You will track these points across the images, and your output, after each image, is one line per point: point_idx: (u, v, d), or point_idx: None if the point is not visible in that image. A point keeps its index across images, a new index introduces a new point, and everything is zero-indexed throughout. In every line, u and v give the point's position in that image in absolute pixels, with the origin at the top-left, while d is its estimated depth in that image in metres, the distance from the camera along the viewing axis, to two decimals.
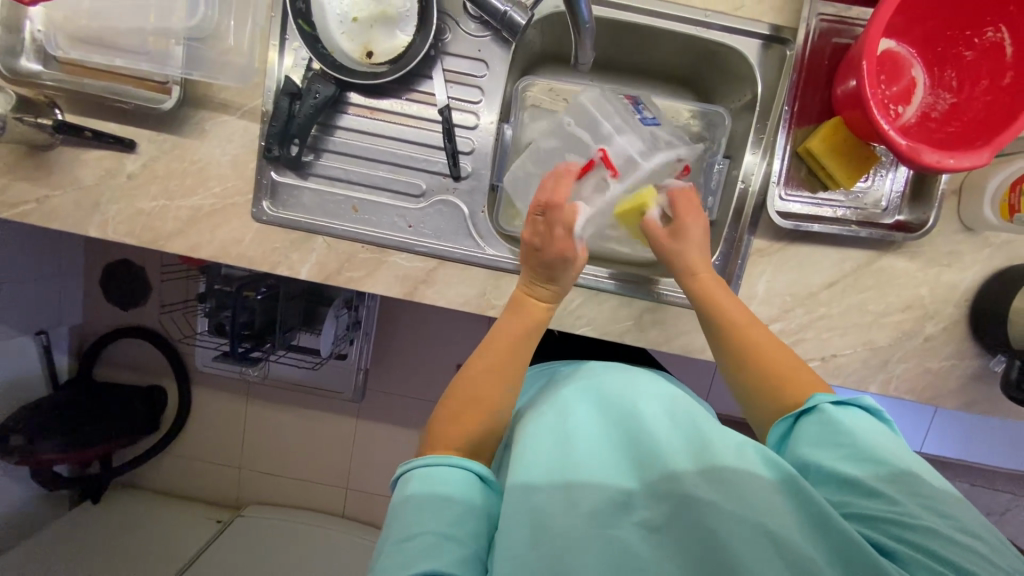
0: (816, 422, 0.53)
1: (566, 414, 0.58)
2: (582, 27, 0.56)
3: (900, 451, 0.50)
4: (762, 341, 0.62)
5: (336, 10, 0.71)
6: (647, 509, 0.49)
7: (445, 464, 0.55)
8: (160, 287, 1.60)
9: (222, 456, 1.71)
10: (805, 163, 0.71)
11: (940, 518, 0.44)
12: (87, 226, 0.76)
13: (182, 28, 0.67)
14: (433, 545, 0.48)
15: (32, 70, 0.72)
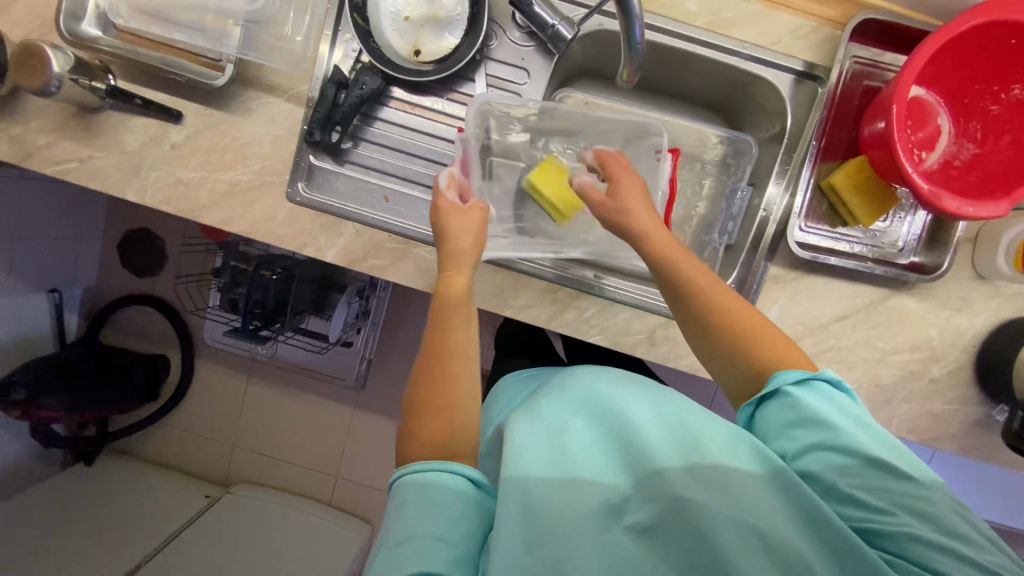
0: (796, 416, 0.54)
1: (554, 410, 0.57)
2: (633, 48, 0.57)
3: (879, 438, 0.52)
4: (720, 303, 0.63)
5: (390, 7, 0.74)
6: (641, 513, 0.50)
7: (439, 467, 0.55)
8: (177, 257, 1.63)
9: (217, 432, 1.72)
10: (827, 198, 0.73)
11: (916, 515, 0.47)
12: (125, 190, 0.78)
13: (242, 11, 0.70)
14: (426, 547, 0.50)
15: (91, 34, 0.75)
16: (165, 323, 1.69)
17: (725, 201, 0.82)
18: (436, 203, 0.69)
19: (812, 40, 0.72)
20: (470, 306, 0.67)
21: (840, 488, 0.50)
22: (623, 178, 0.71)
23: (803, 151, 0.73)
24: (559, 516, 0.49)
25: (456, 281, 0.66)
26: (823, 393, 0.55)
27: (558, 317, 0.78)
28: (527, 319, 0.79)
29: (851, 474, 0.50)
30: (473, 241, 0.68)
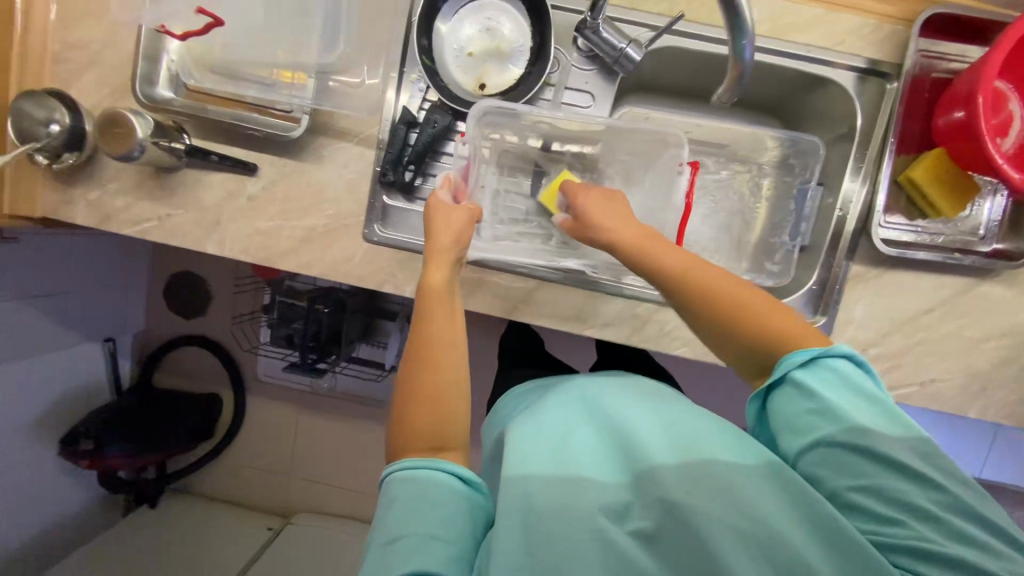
0: (806, 408, 0.53)
1: (558, 423, 0.59)
2: (742, 70, 0.56)
3: (900, 436, 0.49)
4: (726, 293, 0.61)
5: (455, 44, 0.75)
6: (643, 518, 0.51)
7: (432, 466, 0.56)
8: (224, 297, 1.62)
9: (271, 464, 1.73)
10: (905, 192, 0.74)
11: (930, 521, 0.45)
12: (206, 244, 0.80)
13: (316, 63, 0.71)
14: (420, 545, 0.51)
15: (165, 97, 0.77)
16: (215, 363, 1.69)
17: (794, 202, 0.82)
18: (428, 201, 0.72)
19: (876, 36, 0.72)
20: (452, 299, 0.67)
21: (843, 492, 0.49)
22: (583, 198, 0.72)
23: (882, 142, 0.73)
24: (566, 519, 0.49)
25: (434, 276, 0.67)
26: (839, 383, 0.53)
27: (639, 332, 0.79)
28: (607, 337, 0.79)
29: (864, 475, 0.49)
30: (452, 237, 0.69)
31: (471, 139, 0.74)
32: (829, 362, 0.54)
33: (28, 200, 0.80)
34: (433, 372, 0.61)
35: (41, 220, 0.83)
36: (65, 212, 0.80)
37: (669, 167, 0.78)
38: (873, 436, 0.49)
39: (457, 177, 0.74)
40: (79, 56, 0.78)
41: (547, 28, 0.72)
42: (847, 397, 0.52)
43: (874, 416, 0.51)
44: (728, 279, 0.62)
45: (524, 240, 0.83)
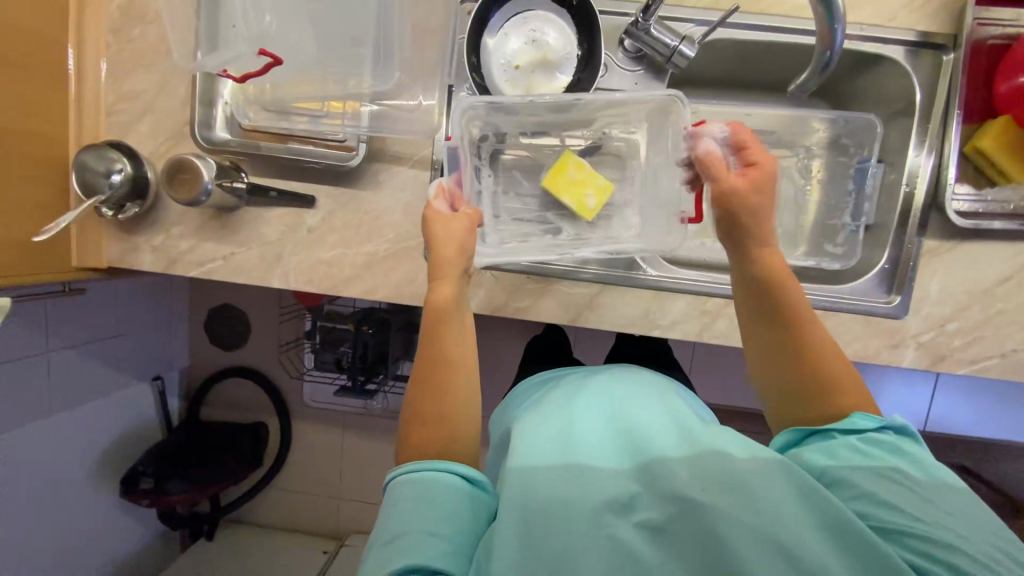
0: (840, 446, 0.51)
1: (569, 419, 0.56)
2: (824, 70, 0.64)
3: (928, 474, 0.49)
4: (816, 347, 0.58)
5: (502, 57, 0.76)
6: (649, 509, 0.47)
7: (433, 466, 0.55)
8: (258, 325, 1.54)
9: (317, 486, 1.63)
10: (972, 161, 0.74)
11: (962, 543, 0.43)
12: (271, 278, 0.81)
13: (370, 91, 0.71)
14: (416, 542, 0.49)
15: (224, 139, 0.79)
16: (258, 391, 1.59)
17: (851, 182, 0.81)
18: (425, 212, 0.68)
19: (930, 9, 0.72)
20: (460, 316, 0.65)
21: (875, 495, 0.47)
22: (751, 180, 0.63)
23: (946, 117, 0.73)
24: (566, 513, 0.47)
25: (442, 290, 0.65)
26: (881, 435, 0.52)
27: (709, 329, 0.78)
28: (676, 336, 0.79)
29: (896, 497, 0.46)
30: (457, 249, 0.66)
31: (458, 136, 0.71)
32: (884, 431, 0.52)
33: (94, 251, 0.81)
34: (437, 397, 0.61)
35: (106, 270, 0.85)
36: (132, 259, 0.82)
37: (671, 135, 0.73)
38: (900, 471, 0.48)
39: (450, 184, 0.70)
40: (132, 106, 0.80)
41: (596, 38, 0.73)
42: (877, 439, 0.51)
43: (902, 457, 0.50)
44: (823, 333, 0.59)
45: (534, 239, 0.80)
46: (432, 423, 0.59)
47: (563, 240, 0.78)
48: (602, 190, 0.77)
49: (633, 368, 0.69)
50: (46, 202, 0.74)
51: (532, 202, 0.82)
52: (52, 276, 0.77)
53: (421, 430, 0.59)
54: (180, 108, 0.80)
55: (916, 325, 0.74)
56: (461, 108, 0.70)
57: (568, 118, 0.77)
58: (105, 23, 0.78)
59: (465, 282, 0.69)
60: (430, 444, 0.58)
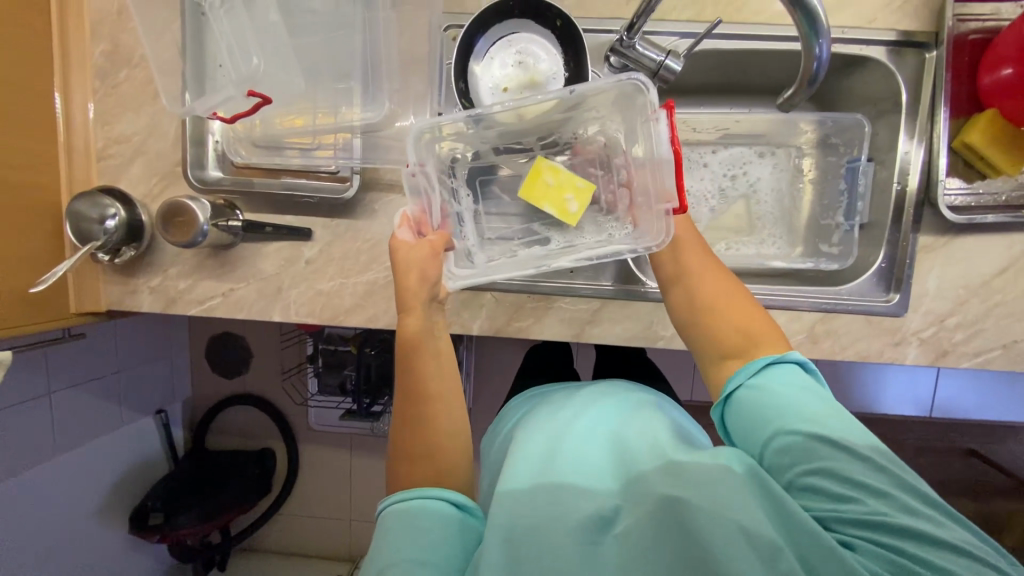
0: (767, 405, 0.52)
1: (536, 433, 0.58)
2: (812, 81, 0.65)
3: (851, 425, 0.49)
4: (711, 293, 0.63)
5: (489, 82, 0.77)
6: (627, 518, 0.47)
7: (422, 496, 0.55)
8: (258, 354, 1.50)
9: (331, 509, 1.59)
10: (960, 155, 0.75)
11: (882, 500, 0.44)
12: (272, 312, 0.81)
13: (358, 122, 0.73)
14: (404, 571, 0.48)
15: (216, 177, 0.80)
16: (264, 417, 1.54)
17: (844, 181, 0.81)
18: (391, 244, 0.68)
19: (909, 10, 0.73)
20: (433, 342, 0.66)
21: (806, 472, 0.47)
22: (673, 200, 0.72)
23: (932, 106, 0.74)
24: (548, 530, 0.47)
25: (410, 322, 0.65)
26: (798, 383, 0.52)
27: None
28: (681, 345, 0.79)
29: (824, 459, 0.46)
30: (419, 278, 0.66)
31: (416, 163, 0.67)
32: (788, 373, 0.53)
33: (93, 295, 0.81)
34: (427, 428, 0.61)
35: (106, 314, 0.84)
36: (131, 301, 0.82)
37: (642, 125, 0.68)
38: (827, 425, 0.48)
39: (415, 213, 0.70)
40: (123, 150, 0.80)
41: (582, 57, 0.74)
42: (801, 393, 0.51)
43: (826, 407, 0.50)
44: (711, 271, 0.65)
45: (523, 251, 0.79)
46: (438, 454, 0.60)
47: (553, 249, 0.77)
48: (582, 192, 0.76)
49: (616, 383, 0.69)
50: (42, 252, 0.74)
51: (513, 218, 0.82)
52: (52, 324, 0.77)
53: (413, 469, 0.59)
54: (170, 149, 0.79)
55: (917, 322, 0.74)
56: (413, 138, 0.67)
57: (532, 125, 0.75)
58: (91, 69, 0.78)
59: (434, 309, 0.69)
60: (424, 471, 0.58)
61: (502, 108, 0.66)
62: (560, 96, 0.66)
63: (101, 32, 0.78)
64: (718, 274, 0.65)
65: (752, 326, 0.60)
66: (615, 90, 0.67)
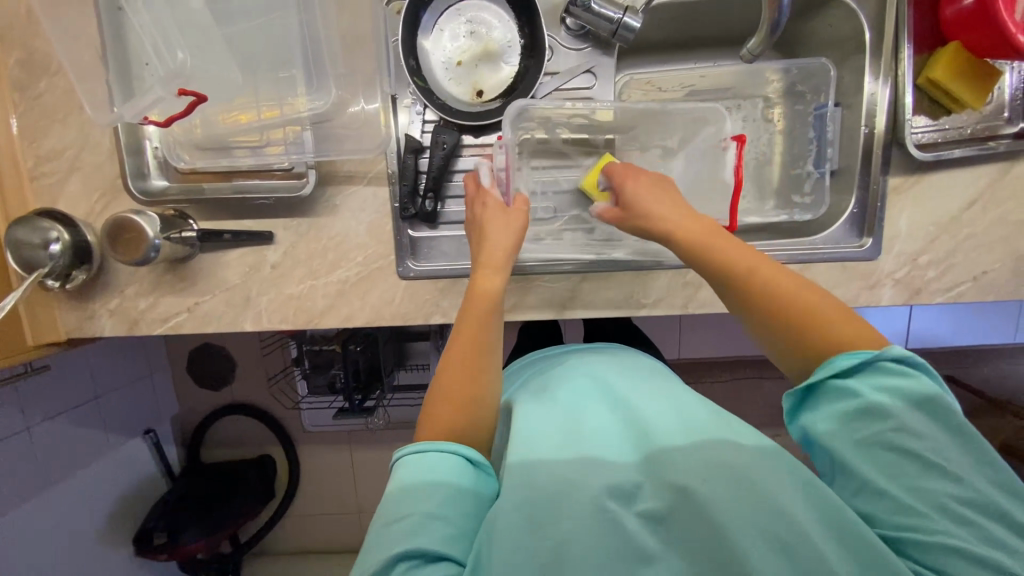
0: (849, 407, 0.46)
1: (579, 421, 0.54)
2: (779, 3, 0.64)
3: (945, 429, 0.43)
4: (776, 284, 0.54)
5: (442, 58, 0.77)
6: (650, 500, 0.46)
7: (439, 451, 0.51)
8: (243, 362, 1.46)
9: (336, 506, 1.59)
10: (926, 93, 0.75)
11: (963, 526, 0.40)
12: (242, 322, 0.77)
13: (307, 114, 0.69)
14: (416, 528, 0.46)
15: (162, 187, 0.76)
16: (257, 425, 1.51)
17: (813, 129, 0.80)
18: (478, 198, 0.70)
19: None
20: (500, 312, 0.64)
21: (881, 489, 0.43)
22: (633, 178, 0.69)
23: (896, 43, 0.72)
24: (560, 513, 0.45)
25: (487, 279, 0.64)
26: (891, 381, 0.45)
27: (694, 300, 0.78)
28: (664, 311, 0.79)
29: (896, 473, 0.43)
30: (511, 238, 0.67)
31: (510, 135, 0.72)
32: (881, 370, 0.46)
33: (49, 325, 0.77)
34: (472, 379, 0.58)
35: (67, 342, 0.80)
36: (91, 327, 0.77)
37: (704, 147, 0.79)
38: (911, 433, 0.43)
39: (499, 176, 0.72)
40: (56, 166, 0.74)
41: (536, 22, 0.74)
42: (882, 389, 0.45)
43: (915, 406, 0.44)
44: (767, 264, 0.57)
45: (566, 235, 0.81)
46: (471, 420, 0.55)
47: (594, 240, 0.81)
48: None
49: (628, 354, 0.68)
50: None
51: (560, 207, 0.81)
52: (8, 361, 0.72)
53: (438, 411, 0.56)
54: (108, 161, 0.74)
55: (891, 264, 0.75)
56: (509, 116, 0.71)
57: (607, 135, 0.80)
58: (6, 81, 0.72)
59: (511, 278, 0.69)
60: (458, 421, 0.55)
61: (589, 105, 0.73)
62: (645, 107, 0.75)
63: (11, 39, 0.71)
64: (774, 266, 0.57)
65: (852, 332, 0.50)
66: (694, 112, 0.77)
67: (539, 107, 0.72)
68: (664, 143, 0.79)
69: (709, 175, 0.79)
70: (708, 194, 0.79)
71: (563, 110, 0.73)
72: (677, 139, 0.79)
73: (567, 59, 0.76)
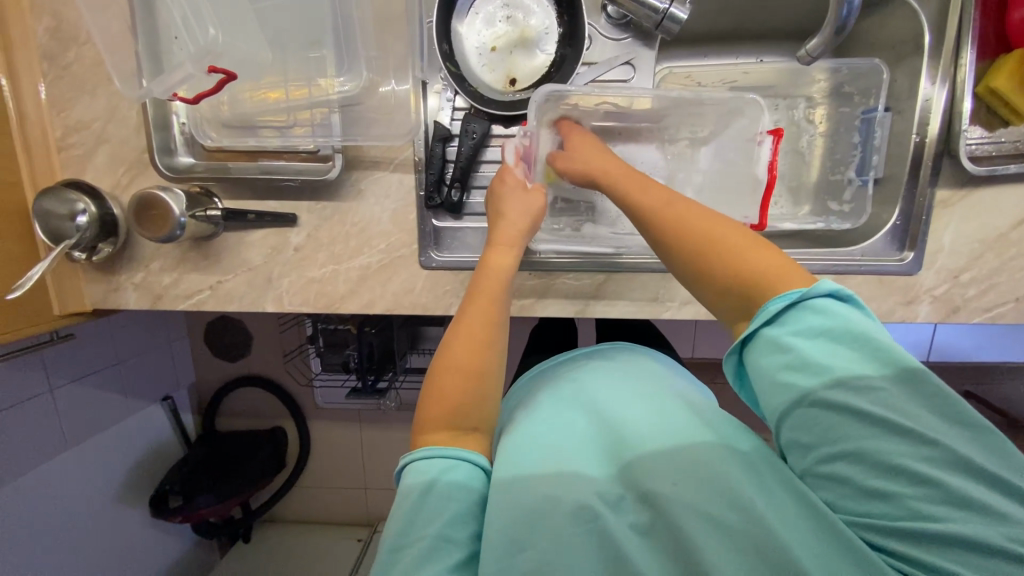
0: (784, 366, 0.44)
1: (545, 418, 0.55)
2: None
3: (889, 378, 0.41)
4: (695, 229, 0.55)
5: (476, 43, 0.75)
6: (640, 511, 0.46)
7: (450, 459, 0.50)
8: (258, 337, 1.48)
9: (344, 481, 1.62)
10: (984, 102, 0.71)
11: (920, 487, 0.38)
12: (264, 303, 0.77)
13: (336, 96, 0.68)
14: (431, 551, 0.45)
15: (188, 164, 0.75)
16: (271, 398, 1.54)
17: (859, 134, 0.77)
18: (500, 173, 0.69)
19: None
20: (504, 295, 0.62)
21: (828, 460, 0.42)
22: (569, 134, 0.71)
23: (959, 45, 0.68)
24: (544, 516, 0.45)
25: (497, 258, 0.64)
26: (820, 327, 0.44)
27: None
28: (689, 315, 0.77)
29: (837, 434, 0.41)
30: (528, 218, 0.66)
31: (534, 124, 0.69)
32: (809, 317, 0.45)
33: (76, 295, 0.78)
34: (475, 360, 0.56)
35: (93, 313, 0.81)
36: (117, 300, 0.78)
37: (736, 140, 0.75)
38: (846, 387, 0.41)
39: (526, 148, 0.71)
40: (84, 138, 0.74)
41: (577, 9, 0.71)
42: (812, 338, 0.44)
43: (846, 356, 0.42)
44: (689, 209, 0.57)
45: (588, 227, 0.79)
46: (470, 417, 0.54)
47: (619, 234, 0.78)
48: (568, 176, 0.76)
49: (640, 360, 0.66)
50: (15, 255, 0.69)
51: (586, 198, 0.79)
52: (37, 330, 0.74)
53: (446, 384, 0.55)
54: (134, 135, 0.74)
55: (930, 280, 0.72)
56: (537, 101, 0.69)
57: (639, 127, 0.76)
58: (35, 49, 0.71)
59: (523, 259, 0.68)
60: (451, 420, 0.53)
61: (623, 91, 0.69)
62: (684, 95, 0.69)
63: (41, 5, 0.70)
64: (691, 206, 0.57)
65: (759, 259, 0.50)
66: (736, 104, 0.72)
67: (564, 94, 0.68)
68: (693, 134, 0.76)
69: (742, 171, 0.75)
70: (740, 192, 0.75)
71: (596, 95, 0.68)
72: (709, 130, 0.75)
73: (605, 48, 0.73)
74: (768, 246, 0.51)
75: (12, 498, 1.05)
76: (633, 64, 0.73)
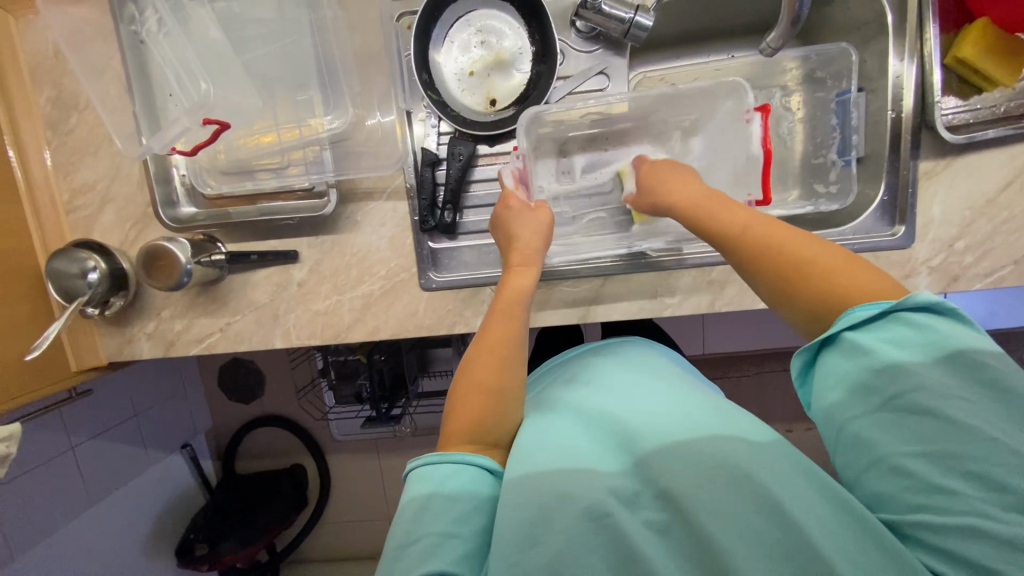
0: (865, 369, 0.44)
1: (558, 428, 0.55)
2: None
3: (978, 388, 0.40)
4: (784, 243, 0.54)
5: (454, 69, 0.78)
6: (653, 509, 0.46)
7: (452, 462, 0.51)
8: (270, 375, 1.49)
9: (367, 513, 1.60)
10: (955, 72, 0.73)
11: (993, 492, 0.38)
12: (273, 339, 0.79)
13: (325, 134, 0.70)
14: (434, 548, 0.45)
15: (189, 213, 0.78)
16: (288, 436, 1.55)
17: (836, 116, 0.78)
18: (501, 194, 0.71)
19: None
20: (522, 310, 0.63)
21: (895, 458, 0.41)
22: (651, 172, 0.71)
23: (921, 22, 0.70)
24: (556, 518, 0.45)
25: (521, 281, 0.65)
26: (909, 335, 0.43)
27: (720, 297, 0.76)
28: (690, 309, 0.77)
29: (918, 436, 0.41)
30: (538, 239, 0.67)
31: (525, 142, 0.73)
32: (900, 325, 0.44)
33: (91, 351, 0.80)
34: (495, 371, 0.57)
35: (108, 367, 0.83)
36: (130, 351, 0.80)
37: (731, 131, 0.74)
38: (932, 391, 0.41)
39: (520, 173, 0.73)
40: (89, 199, 0.77)
41: (547, 28, 0.74)
42: (900, 344, 0.44)
43: (942, 364, 0.41)
44: (772, 225, 0.56)
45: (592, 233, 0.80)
46: (481, 428, 0.54)
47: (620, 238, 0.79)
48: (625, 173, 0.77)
49: (647, 356, 0.67)
50: (31, 316, 0.72)
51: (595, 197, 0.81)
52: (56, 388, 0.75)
53: (461, 401, 0.56)
54: (137, 191, 0.77)
55: (926, 251, 0.73)
56: (523, 125, 0.72)
57: (621, 128, 0.79)
58: (39, 119, 0.75)
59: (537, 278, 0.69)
60: (467, 432, 0.54)
61: (600, 102, 0.72)
62: (661, 94, 0.72)
63: (43, 79, 0.74)
64: (775, 224, 0.57)
65: (854, 275, 0.49)
66: (724, 92, 0.72)
67: (551, 113, 0.72)
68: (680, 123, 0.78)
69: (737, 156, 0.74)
70: (738, 174, 0.75)
71: (577, 111, 0.73)
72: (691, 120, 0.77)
73: (577, 61, 0.76)
74: (867, 264, 0.50)
75: (40, 559, 1.06)
76: (608, 71, 0.76)
